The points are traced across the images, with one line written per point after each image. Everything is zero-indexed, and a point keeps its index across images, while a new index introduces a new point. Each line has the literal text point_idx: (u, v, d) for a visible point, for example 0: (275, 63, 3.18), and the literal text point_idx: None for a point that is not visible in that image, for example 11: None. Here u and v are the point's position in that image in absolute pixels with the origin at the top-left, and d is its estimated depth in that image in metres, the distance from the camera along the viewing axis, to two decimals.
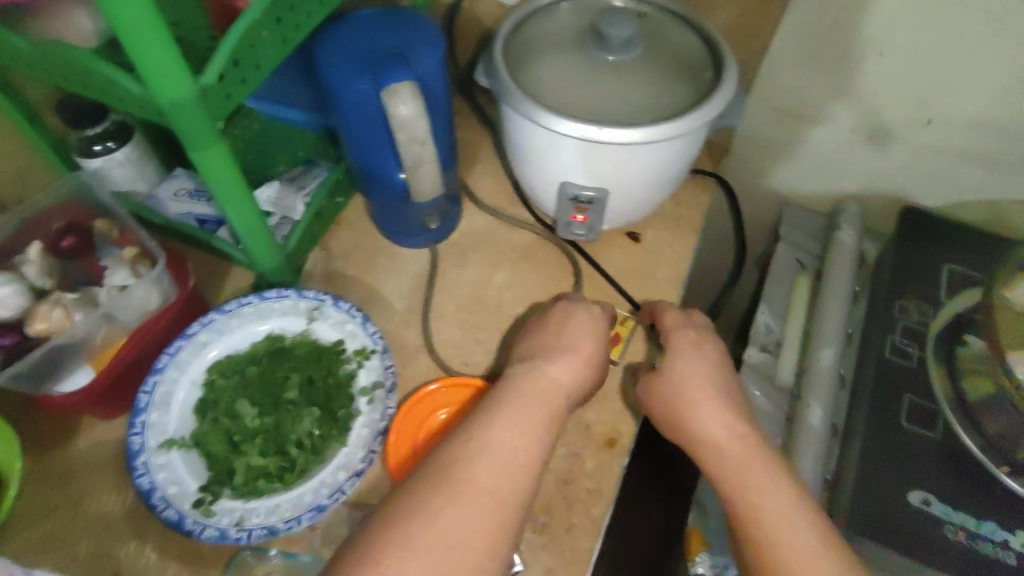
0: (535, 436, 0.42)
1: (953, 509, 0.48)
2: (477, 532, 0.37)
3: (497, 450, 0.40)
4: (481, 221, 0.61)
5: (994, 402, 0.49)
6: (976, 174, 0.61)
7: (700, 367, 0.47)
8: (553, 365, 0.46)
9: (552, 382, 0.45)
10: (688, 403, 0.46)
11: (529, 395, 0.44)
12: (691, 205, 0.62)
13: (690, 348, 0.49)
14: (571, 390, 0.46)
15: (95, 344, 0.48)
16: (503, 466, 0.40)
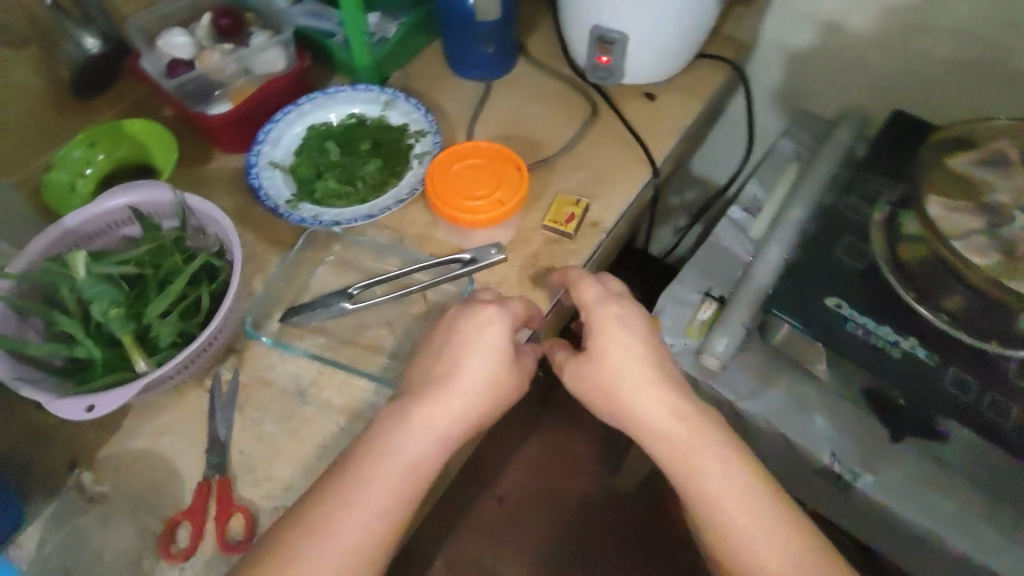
0: (456, 414, 0.47)
1: (859, 313, 0.59)
2: (366, 534, 0.42)
3: (419, 428, 0.46)
4: (531, 67, 0.76)
5: (927, 263, 0.58)
6: (964, 87, 0.69)
7: (634, 351, 0.51)
8: (476, 353, 0.49)
9: (476, 362, 0.48)
10: (622, 381, 0.50)
11: (459, 374, 0.48)
12: (706, 81, 0.74)
13: (617, 319, 0.52)
14: (484, 389, 0.48)
15: (235, 87, 0.65)
16: (424, 441, 0.46)
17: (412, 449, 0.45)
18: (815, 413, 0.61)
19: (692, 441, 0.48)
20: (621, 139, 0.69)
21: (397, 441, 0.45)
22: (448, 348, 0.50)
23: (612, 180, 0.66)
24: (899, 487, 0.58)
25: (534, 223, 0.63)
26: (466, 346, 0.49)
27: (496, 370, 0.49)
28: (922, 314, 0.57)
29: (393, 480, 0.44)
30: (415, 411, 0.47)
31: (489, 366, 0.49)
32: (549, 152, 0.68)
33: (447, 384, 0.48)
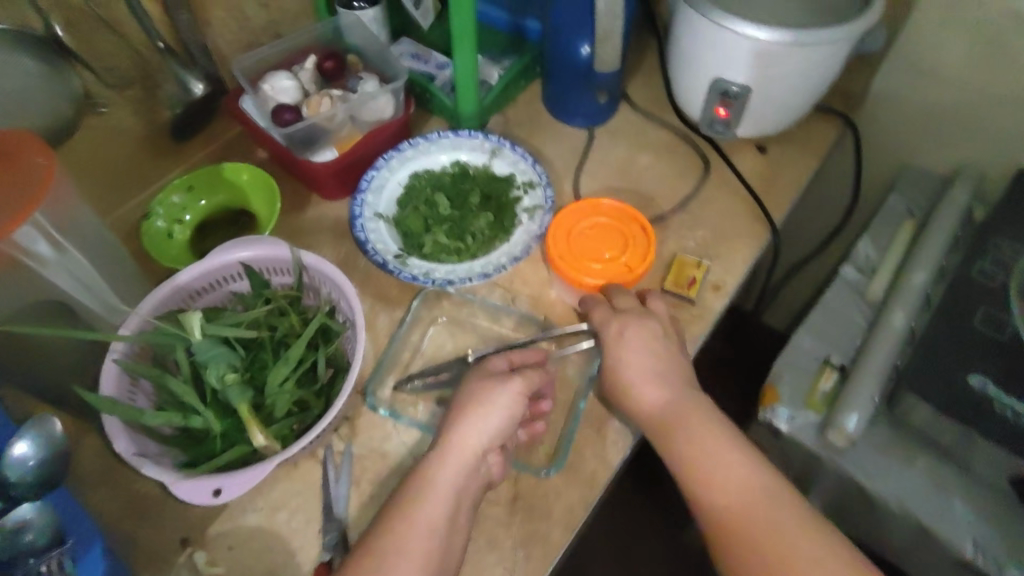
0: (472, 443, 0.47)
1: (1006, 394, 0.54)
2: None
3: (445, 466, 0.46)
4: (636, 116, 0.73)
5: None
6: None
7: (656, 387, 0.50)
8: (487, 383, 0.49)
9: (488, 391, 0.48)
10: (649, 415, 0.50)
11: (477, 405, 0.48)
12: (817, 135, 0.72)
13: (641, 343, 0.52)
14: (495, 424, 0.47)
15: (341, 134, 0.64)
16: (446, 473, 0.46)
17: (440, 487, 0.45)
18: (955, 497, 0.57)
19: (714, 472, 0.46)
20: (736, 197, 0.66)
21: (427, 478, 0.45)
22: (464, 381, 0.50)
23: (729, 241, 0.63)
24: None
25: (653, 286, 0.60)
26: (478, 378, 0.50)
27: (506, 396, 0.48)
28: None
29: (427, 520, 0.44)
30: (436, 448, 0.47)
31: (501, 390, 0.48)
32: (663, 208, 0.66)
33: (463, 416, 0.48)
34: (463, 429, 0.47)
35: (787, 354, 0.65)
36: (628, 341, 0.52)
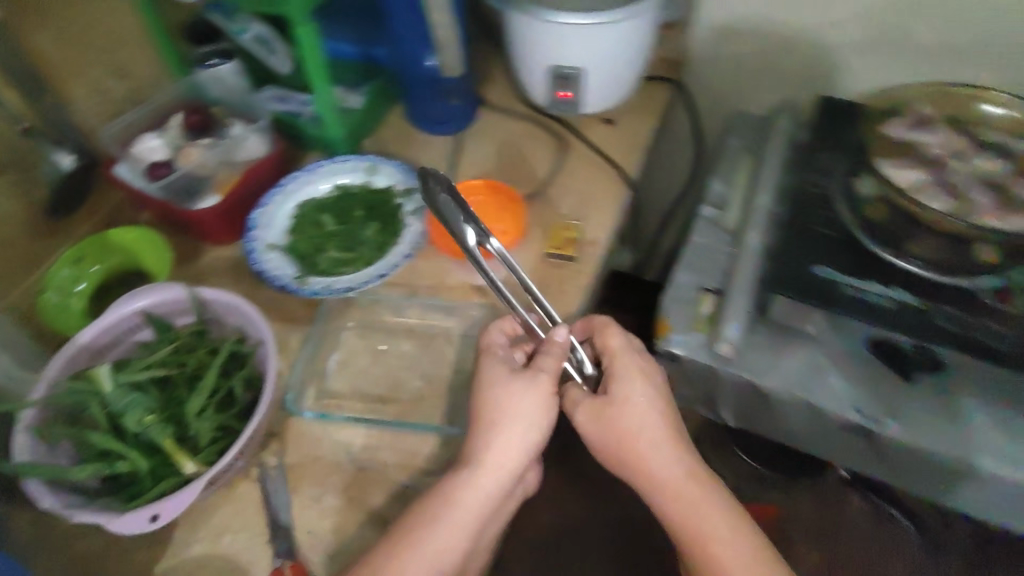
0: (498, 458, 0.50)
1: (851, 276, 0.64)
2: None
3: (466, 493, 0.49)
4: (494, 115, 0.81)
5: (917, 234, 0.65)
6: (873, 66, 0.79)
7: (645, 406, 0.54)
8: (514, 390, 0.51)
9: (517, 401, 0.51)
10: (624, 434, 0.53)
11: (509, 419, 0.50)
12: (654, 99, 0.82)
13: (642, 377, 0.55)
14: (525, 436, 0.51)
15: (219, 177, 0.67)
16: (468, 493, 0.49)
17: (448, 523, 0.48)
18: (829, 371, 0.65)
19: (690, 489, 0.52)
20: (595, 164, 0.74)
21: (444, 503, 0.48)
22: (485, 387, 0.52)
23: (595, 201, 0.71)
24: (924, 426, 0.61)
25: (536, 253, 0.66)
26: (504, 382, 0.52)
27: (531, 406, 0.51)
28: (907, 266, 0.64)
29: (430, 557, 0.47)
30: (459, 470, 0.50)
31: (539, 405, 0.51)
32: (532, 187, 0.73)
33: (489, 428, 0.50)
34: (488, 444, 0.50)
35: (671, 290, 0.72)
36: (625, 369, 0.55)
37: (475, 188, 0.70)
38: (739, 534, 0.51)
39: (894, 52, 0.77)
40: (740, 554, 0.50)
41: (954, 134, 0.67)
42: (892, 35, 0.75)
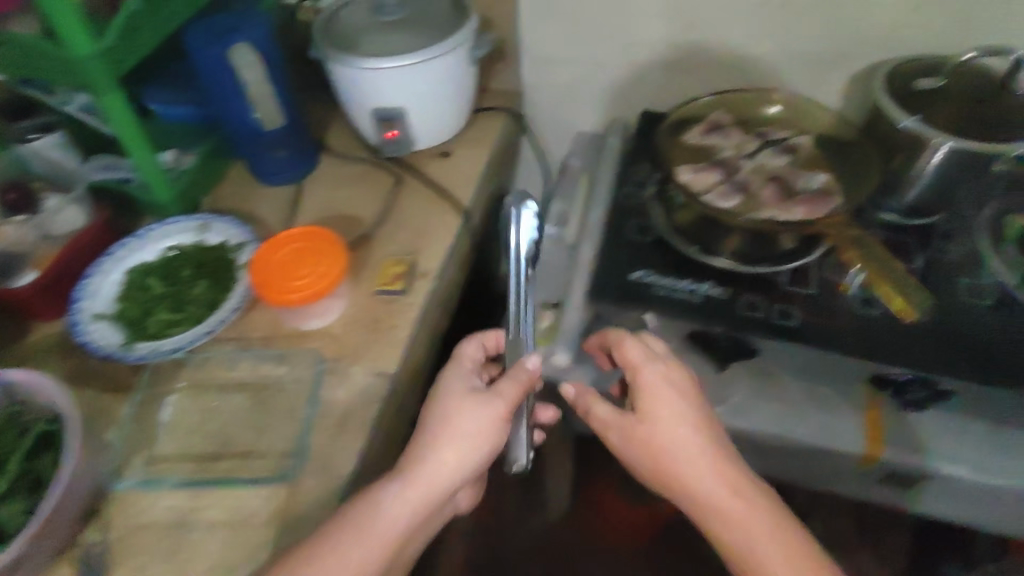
0: (438, 470, 0.51)
1: (664, 278, 0.68)
2: None
3: (401, 497, 0.50)
4: (334, 161, 0.83)
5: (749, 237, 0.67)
6: (680, 80, 0.87)
7: (671, 419, 0.53)
8: (461, 407, 0.54)
9: (467, 418, 0.53)
10: (644, 438, 0.53)
11: (459, 424, 0.53)
12: (487, 130, 0.86)
13: (673, 391, 0.54)
14: (481, 441, 0.53)
15: (36, 254, 0.66)
16: (392, 502, 0.49)
17: (384, 524, 0.48)
18: None
19: (709, 485, 0.50)
20: (429, 199, 0.77)
21: (410, 494, 0.50)
22: (439, 401, 0.55)
23: (427, 234, 0.74)
24: (747, 409, 0.65)
25: (369, 292, 0.68)
26: (460, 398, 0.54)
27: (479, 422, 0.53)
28: (712, 260, 0.68)
29: (371, 551, 0.47)
30: (444, 456, 0.52)
31: (486, 415, 0.53)
32: (367, 227, 0.75)
33: (441, 439, 0.52)
34: (433, 458, 0.52)
35: (513, 311, 0.75)
36: (665, 380, 0.55)
37: (330, 249, 0.65)
38: (751, 532, 0.48)
39: (696, 66, 0.84)
40: (763, 552, 0.47)
41: (745, 136, 0.74)
42: (688, 51, 0.83)
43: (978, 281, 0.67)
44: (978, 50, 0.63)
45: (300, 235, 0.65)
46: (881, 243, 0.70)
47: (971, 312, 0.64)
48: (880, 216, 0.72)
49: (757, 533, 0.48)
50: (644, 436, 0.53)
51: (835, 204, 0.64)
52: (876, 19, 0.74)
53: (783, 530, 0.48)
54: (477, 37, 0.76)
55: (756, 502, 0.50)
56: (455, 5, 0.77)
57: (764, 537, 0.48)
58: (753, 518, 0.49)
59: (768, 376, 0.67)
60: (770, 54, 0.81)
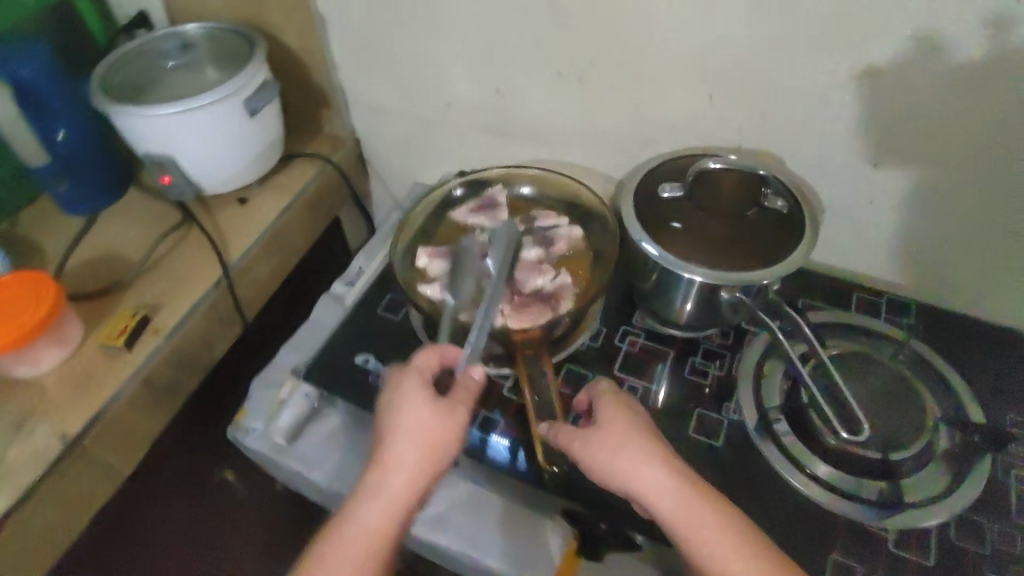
0: (402, 476, 0.49)
1: (379, 363, 0.70)
2: None
3: (373, 506, 0.48)
4: (139, 196, 0.84)
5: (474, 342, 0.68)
6: (500, 145, 0.81)
7: (632, 426, 0.51)
8: (407, 407, 0.50)
9: (427, 422, 0.50)
10: (618, 446, 0.49)
11: (411, 436, 0.49)
12: (297, 178, 0.84)
13: (619, 405, 0.52)
14: (442, 448, 0.50)
15: None
16: (375, 510, 0.47)
17: (361, 532, 0.47)
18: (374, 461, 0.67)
19: (672, 495, 0.47)
20: (203, 247, 0.76)
21: (346, 513, 0.48)
22: (392, 409, 0.51)
23: (182, 287, 0.72)
24: (452, 522, 0.61)
25: (96, 344, 0.68)
26: (411, 409, 0.50)
27: (435, 428, 0.50)
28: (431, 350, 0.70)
29: (350, 563, 0.46)
30: (381, 466, 0.49)
31: (435, 422, 0.50)
32: (128, 272, 0.74)
33: (392, 447, 0.49)
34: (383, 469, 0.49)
35: (264, 376, 0.72)
36: (615, 399, 0.53)
37: (47, 299, 0.63)
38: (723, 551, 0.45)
39: (511, 133, 0.79)
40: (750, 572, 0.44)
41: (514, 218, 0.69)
42: (500, 118, 0.78)
43: (713, 411, 0.61)
44: (726, 158, 0.60)
45: (19, 284, 0.64)
46: (632, 351, 0.65)
47: (690, 452, 0.58)
48: (647, 321, 0.68)
49: (728, 557, 0.45)
50: (622, 441, 0.50)
51: (566, 311, 0.60)
52: (674, 106, 0.67)
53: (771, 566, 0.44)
54: (260, 88, 0.74)
55: (715, 515, 0.46)
56: (244, 49, 0.75)
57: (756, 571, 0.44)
58: (725, 540, 0.45)
59: (481, 488, 0.62)
60: (580, 128, 0.74)
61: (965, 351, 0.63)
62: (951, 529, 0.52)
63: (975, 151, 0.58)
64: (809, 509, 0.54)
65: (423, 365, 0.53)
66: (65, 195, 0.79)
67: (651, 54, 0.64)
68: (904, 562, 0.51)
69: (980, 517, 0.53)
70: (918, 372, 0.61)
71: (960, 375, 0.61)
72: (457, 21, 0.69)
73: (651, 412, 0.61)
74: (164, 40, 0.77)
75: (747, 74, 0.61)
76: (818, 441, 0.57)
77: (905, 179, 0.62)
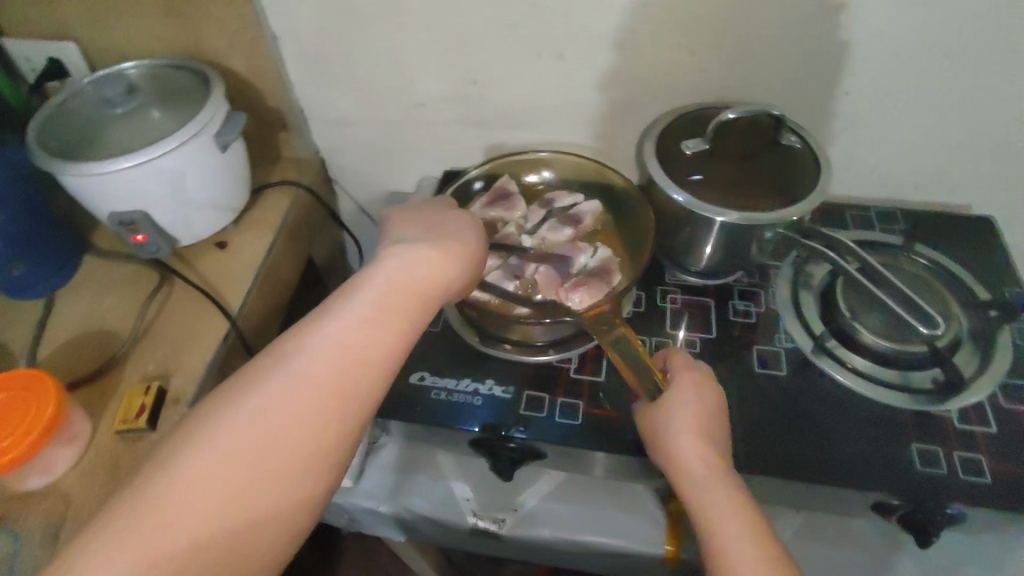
0: (436, 264, 0.48)
1: (441, 377, 0.64)
2: (334, 363, 0.42)
3: (403, 278, 0.46)
4: (97, 263, 0.74)
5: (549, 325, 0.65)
6: (481, 136, 0.80)
7: (681, 403, 0.50)
8: (452, 221, 0.53)
9: (464, 231, 0.52)
10: (665, 420, 0.50)
11: (453, 236, 0.51)
12: (276, 210, 0.79)
13: (686, 388, 0.51)
14: (474, 254, 0.51)
15: None
16: (412, 282, 0.47)
17: (386, 299, 0.45)
18: (443, 456, 0.65)
19: (694, 464, 0.47)
20: (196, 302, 0.70)
21: (384, 273, 0.47)
22: (436, 216, 0.53)
23: (189, 349, 0.66)
24: (549, 515, 0.61)
25: (110, 432, 0.60)
26: (453, 216, 0.54)
27: (466, 231, 0.52)
28: (492, 350, 0.65)
29: (371, 321, 0.44)
30: (427, 249, 0.49)
31: (472, 232, 0.52)
32: (120, 346, 0.66)
33: (437, 238, 0.50)
34: (428, 250, 0.49)
35: None
36: (682, 386, 0.52)
37: (43, 402, 0.55)
38: (696, 485, 0.47)
39: (493, 122, 0.78)
40: (730, 542, 0.43)
41: (532, 206, 0.69)
42: (479, 108, 0.77)
43: (767, 346, 0.64)
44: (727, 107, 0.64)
45: (13, 380, 0.56)
46: (676, 307, 0.67)
47: (762, 386, 0.61)
48: (679, 277, 0.70)
49: (703, 494, 0.46)
50: (660, 415, 0.50)
51: (618, 282, 0.61)
52: (659, 65, 0.69)
53: (750, 512, 0.45)
54: (228, 122, 0.67)
55: (725, 484, 0.46)
56: (200, 82, 0.69)
57: (724, 498, 0.45)
58: (704, 477, 0.47)
59: (564, 475, 0.64)
60: (564, 104, 0.74)
61: (955, 243, 0.71)
62: (999, 396, 0.59)
63: (934, 61, 0.64)
64: (877, 410, 0.59)
65: (469, 216, 0.55)
66: (18, 279, 0.68)
67: (633, 18, 0.65)
68: (972, 434, 0.57)
69: (1017, 382, 0.60)
70: (931, 270, 0.67)
71: (963, 268, 0.68)
72: (424, 16, 0.67)
73: (713, 359, 0.63)
74: (98, 88, 0.68)
75: (728, 24, 0.64)
76: (864, 348, 0.62)
77: (877, 99, 0.68)
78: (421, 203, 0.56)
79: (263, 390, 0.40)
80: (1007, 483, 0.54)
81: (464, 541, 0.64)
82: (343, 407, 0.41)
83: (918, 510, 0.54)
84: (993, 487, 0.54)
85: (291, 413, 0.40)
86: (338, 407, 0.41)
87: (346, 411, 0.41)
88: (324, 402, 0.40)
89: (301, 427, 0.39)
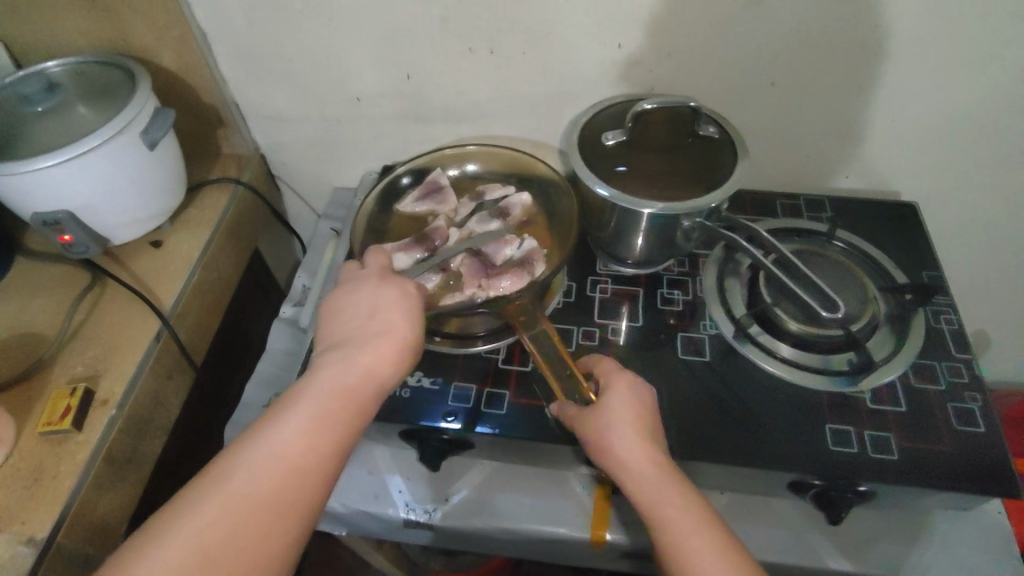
0: (370, 366, 0.48)
1: None
2: (275, 482, 0.42)
3: (337, 386, 0.47)
4: (28, 264, 0.73)
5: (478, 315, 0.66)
6: (420, 131, 0.80)
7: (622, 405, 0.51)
8: (387, 305, 0.52)
9: (398, 318, 0.51)
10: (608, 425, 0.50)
11: (387, 326, 0.50)
12: (213, 208, 0.79)
13: (625, 390, 0.52)
14: (412, 345, 0.51)
15: None
16: (347, 390, 0.47)
17: (324, 410, 0.46)
18: (377, 450, 0.66)
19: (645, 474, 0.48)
20: (128, 301, 0.69)
21: (318, 383, 0.47)
22: (367, 296, 0.52)
23: (119, 349, 0.65)
24: (480, 503, 0.62)
25: (34, 435, 0.59)
26: (384, 290, 0.52)
27: (401, 316, 0.51)
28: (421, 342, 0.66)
29: (309, 436, 0.44)
30: (361, 354, 0.49)
31: (404, 315, 0.51)
32: (47, 348, 0.65)
33: (373, 336, 0.50)
34: (362, 354, 0.49)
35: (237, 422, 0.67)
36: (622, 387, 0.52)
37: None
38: (646, 489, 0.47)
39: (430, 117, 0.78)
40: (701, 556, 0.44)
41: (463, 199, 0.70)
42: (416, 104, 0.77)
43: (692, 332, 0.66)
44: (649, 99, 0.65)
45: None
46: (605, 297, 0.68)
47: (686, 372, 0.63)
48: (610, 267, 0.71)
49: (661, 503, 0.46)
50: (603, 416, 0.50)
51: (541, 271, 0.62)
52: (589, 59, 0.69)
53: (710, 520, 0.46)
54: (155, 118, 0.67)
55: (681, 494, 0.47)
56: (126, 78, 0.68)
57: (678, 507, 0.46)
58: (656, 483, 0.47)
59: (497, 465, 0.64)
60: (498, 100, 0.75)
61: (878, 229, 0.73)
62: (910, 376, 0.61)
63: (852, 53, 0.65)
64: (793, 393, 0.61)
65: (410, 288, 0.53)
66: None
67: (559, 14, 0.65)
68: (883, 412, 0.59)
69: (927, 362, 0.62)
70: (850, 256, 0.69)
71: (885, 254, 0.70)
72: (352, 12, 0.67)
73: (640, 347, 0.64)
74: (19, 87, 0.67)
75: (650, 18, 0.65)
76: (784, 334, 0.63)
77: (801, 90, 0.69)
78: (362, 276, 0.54)
79: (204, 517, 0.40)
80: (915, 459, 0.56)
81: (399, 533, 0.64)
82: (288, 520, 0.42)
83: (831, 488, 0.56)
84: (901, 463, 0.56)
85: (237, 537, 0.40)
86: (285, 528, 0.42)
87: (294, 527, 0.42)
88: (269, 524, 0.41)
89: (251, 544, 0.40)
